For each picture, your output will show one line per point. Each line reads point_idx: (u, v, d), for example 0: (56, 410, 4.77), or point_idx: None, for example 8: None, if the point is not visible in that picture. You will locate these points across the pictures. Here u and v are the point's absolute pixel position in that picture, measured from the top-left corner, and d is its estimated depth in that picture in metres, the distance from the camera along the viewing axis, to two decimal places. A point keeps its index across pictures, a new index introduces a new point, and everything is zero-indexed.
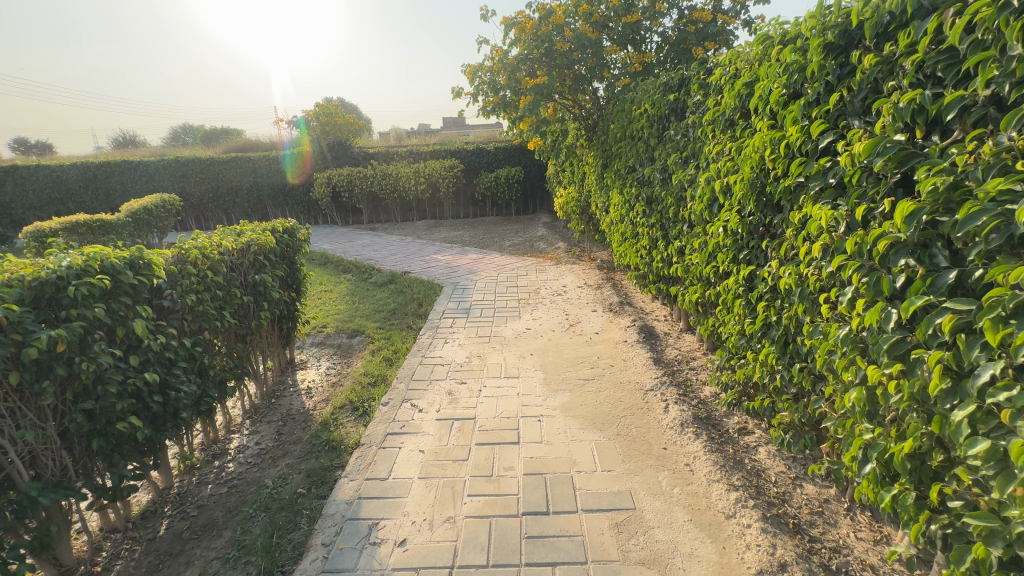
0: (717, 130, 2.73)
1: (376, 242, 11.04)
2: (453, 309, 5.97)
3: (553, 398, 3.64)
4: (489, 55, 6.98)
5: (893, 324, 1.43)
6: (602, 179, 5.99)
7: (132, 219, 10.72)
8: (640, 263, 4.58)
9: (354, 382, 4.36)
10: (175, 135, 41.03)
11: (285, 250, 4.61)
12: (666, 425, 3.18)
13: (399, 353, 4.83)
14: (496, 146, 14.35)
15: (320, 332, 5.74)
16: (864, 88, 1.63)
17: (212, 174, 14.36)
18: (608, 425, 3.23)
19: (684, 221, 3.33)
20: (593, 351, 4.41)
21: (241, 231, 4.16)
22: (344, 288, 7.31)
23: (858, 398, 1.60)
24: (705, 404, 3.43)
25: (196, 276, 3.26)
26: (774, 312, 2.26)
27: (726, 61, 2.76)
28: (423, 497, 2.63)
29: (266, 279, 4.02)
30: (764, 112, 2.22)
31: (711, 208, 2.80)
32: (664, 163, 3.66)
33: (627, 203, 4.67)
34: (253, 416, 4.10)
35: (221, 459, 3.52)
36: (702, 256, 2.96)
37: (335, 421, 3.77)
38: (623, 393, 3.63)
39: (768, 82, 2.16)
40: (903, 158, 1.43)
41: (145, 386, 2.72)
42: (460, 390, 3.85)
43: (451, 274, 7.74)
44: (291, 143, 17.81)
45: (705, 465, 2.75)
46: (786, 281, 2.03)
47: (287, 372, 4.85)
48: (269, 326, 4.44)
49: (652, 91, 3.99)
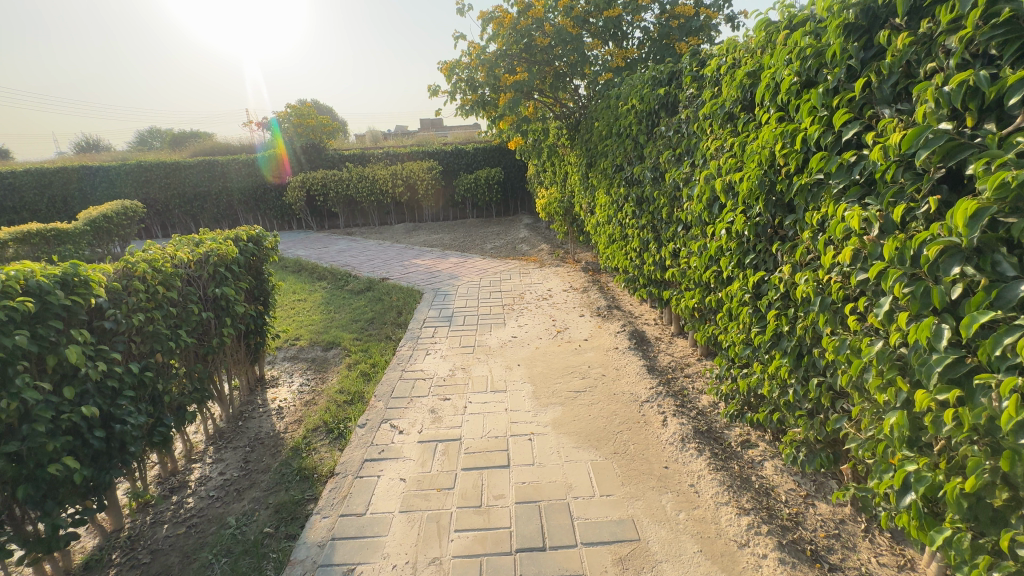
0: (716, 125, 2.53)
1: (353, 246, 10.70)
2: (434, 317, 5.70)
3: (543, 414, 3.40)
4: (466, 52, 6.71)
5: (946, 343, 1.23)
6: (586, 179, 5.78)
7: (90, 227, 10.11)
8: (629, 266, 4.40)
9: (329, 402, 4.06)
10: (142, 139, 39.82)
11: (251, 259, 4.27)
12: (665, 440, 2.98)
13: (378, 367, 4.54)
14: (475, 147, 14.14)
15: (292, 345, 5.40)
16: (895, 73, 1.44)
17: (178, 180, 13.70)
18: (603, 442, 3.02)
19: (678, 222, 3.14)
20: (583, 360, 4.20)
21: (199, 240, 3.81)
22: (318, 297, 6.96)
23: (900, 424, 1.41)
24: (705, 415, 3.25)
25: (145, 292, 2.92)
26: (787, 322, 2.06)
27: (723, 51, 2.56)
28: (405, 535, 2.37)
29: (229, 293, 3.67)
30: (772, 103, 2.01)
31: (711, 208, 2.58)
32: (654, 161, 3.46)
33: (615, 204, 4.47)
34: (217, 442, 3.76)
35: (179, 495, 3.19)
36: (701, 261, 2.75)
37: (307, 446, 3.47)
38: (617, 406, 3.41)
39: (777, 69, 1.95)
40: (951, 151, 1.25)
41: (84, 421, 2.40)
42: (444, 407, 3.58)
43: (431, 280, 7.45)
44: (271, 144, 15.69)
45: (711, 486, 2.55)
46: (803, 289, 1.83)
47: (256, 391, 4.51)
48: (234, 342, 4.10)
49: (639, 86, 3.80)
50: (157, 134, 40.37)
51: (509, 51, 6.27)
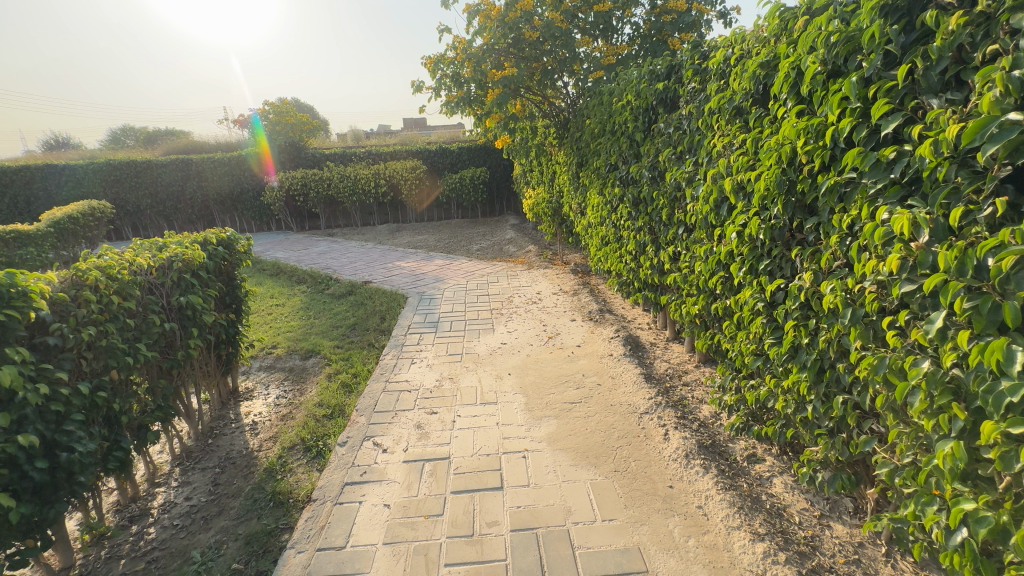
0: (723, 121, 2.36)
1: (334, 248, 10.37)
2: (419, 323, 5.46)
3: (537, 428, 3.20)
4: (451, 46, 6.47)
5: (1021, 368, 1.06)
6: (577, 179, 5.60)
7: (54, 228, 9.58)
8: (623, 268, 4.23)
9: (307, 416, 3.80)
10: (114, 137, 38.63)
11: (222, 264, 3.97)
12: (668, 456, 2.80)
13: (359, 377, 4.28)
14: (460, 146, 13.90)
15: (268, 354, 5.09)
16: (944, 58, 1.27)
17: (150, 179, 13.16)
18: (603, 459, 2.83)
19: (679, 224, 2.97)
20: (576, 368, 4.01)
21: (163, 244, 3.51)
22: (297, 301, 6.65)
23: (957, 456, 1.24)
24: (707, 428, 3.08)
25: (97, 303, 2.63)
26: (807, 334, 1.89)
27: (732, 42, 2.39)
28: (390, 571, 2.14)
29: (195, 301, 3.37)
30: (790, 95, 1.84)
31: (719, 210, 2.41)
32: (653, 160, 3.28)
33: (608, 204, 4.30)
34: (184, 463, 3.48)
35: (139, 524, 2.91)
36: (706, 267, 2.58)
37: (282, 467, 3.21)
38: (615, 419, 3.23)
39: (797, 58, 1.78)
40: (1021, 146, 1.08)
41: (22, 452, 2.12)
42: (431, 421, 3.35)
43: (416, 283, 7.19)
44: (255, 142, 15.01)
45: (720, 508, 2.38)
46: (830, 300, 1.66)
47: (229, 405, 4.22)
48: (203, 354, 3.81)
49: (635, 81, 3.64)
50: (130, 131, 39.04)
51: (496, 45, 6.05)
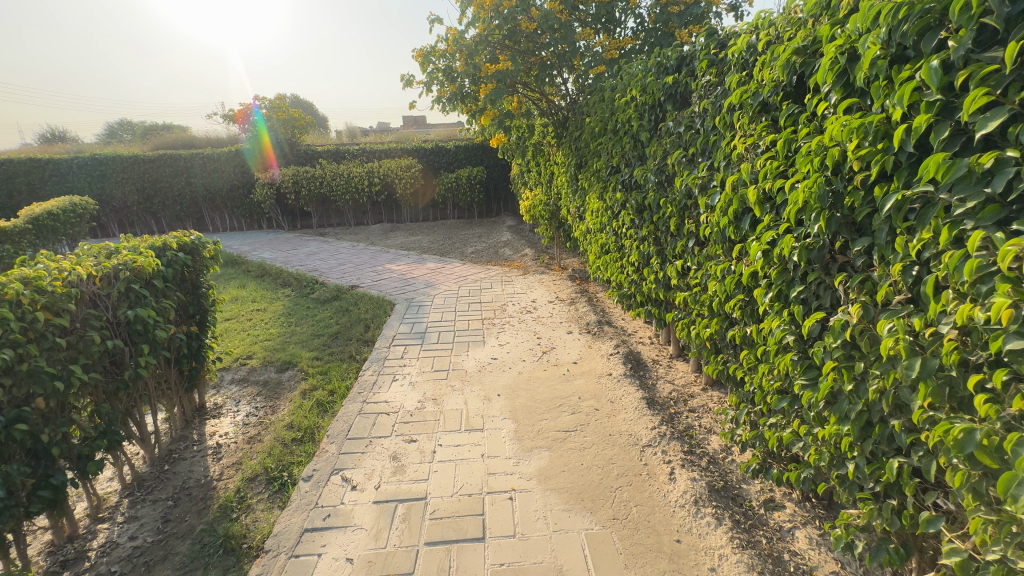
0: (745, 119, 2.02)
1: (324, 248, 10.00)
2: (404, 334, 5.10)
3: (527, 462, 2.85)
4: (443, 37, 6.10)
5: None
6: (575, 181, 5.26)
7: (33, 224, 9.14)
8: (625, 280, 3.88)
9: (274, 440, 3.44)
10: (110, 131, 38.19)
11: (183, 271, 3.62)
12: (674, 501, 2.46)
13: (336, 395, 3.93)
14: (456, 145, 13.53)
15: (242, 365, 4.73)
16: None
17: (137, 175, 12.76)
18: (600, 502, 2.48)
19: (690, 236, 2.62)
20: (572, 389, 3.66)
21: (113, 251, 3.15)
22: (279, 306, 6.28)
23: None
24: (718, 465, 2.73)
25: (16, 322, 2.27)
26: (851, 380, 1.55)
27: (757, 27, 2.05)
28: None
29: (146, 315, 3.01)
30: (838, 87, 1.49)
31: (739, 223, 2.06)
32: (660, 162, 2.93)
33: (609, 209, 3.95)
34: (134, 493, 3.12)
35: (72, 570, 2.55)
36: (722, 289, 2.23)
37: (239, 503, 2.85)
38: (615, 452, 2.88)
39: (849, 40, 1.43)
40: None
41: None
42: (409, 451, 3.01)
43: (405, 288, 6.83)
44: (252, 137, 14.52)
45: (738, 572, 2.03)
46: (890, 344, 1.32)
47: (193, 424, 3.86)
48: (161, 370, 3.45)
49: (640, 74, 3.29)
50: (127, 125, 38.53)
51: (491, 38, 5.70)
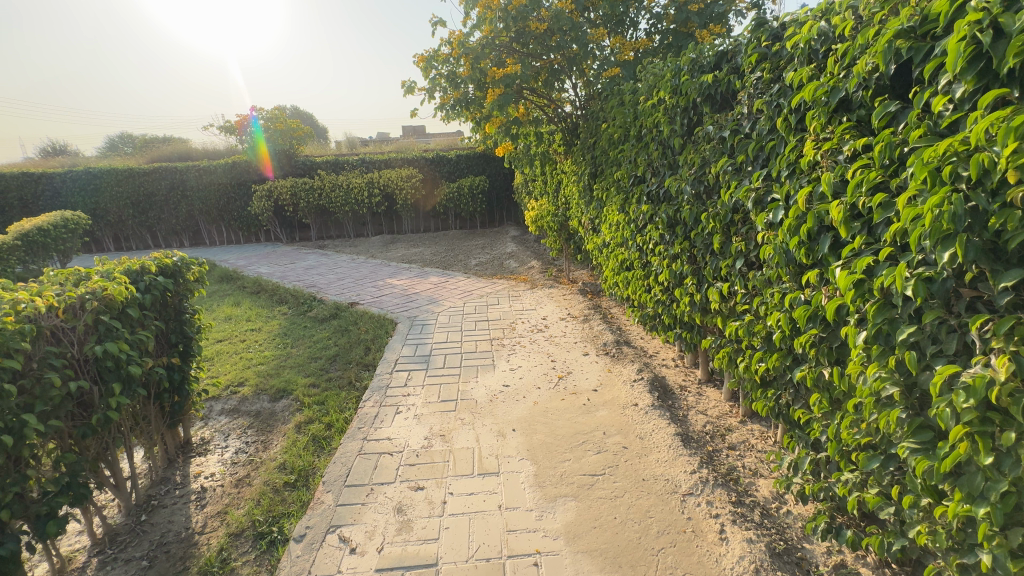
0: (818, 119, 1.68)
1: (323, 262, 9.68)
2: (408, 357, 4.75)
3: (551, 515, 2.48)
4: (445, 43, 5.84)
5: None
6: (588, 191, 4.94)
7: (23, 240, 8.78)
8: (649, 300, 3.54)
9: (265, 485, 3.07)
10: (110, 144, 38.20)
11: (164, 296, 3.27)
12: (730, 569, 2.09)
13: (334, 430, 3.57)
14: (458, 154, 13.26)
15: (233, 394, 4.35)
16: None
17: (133, 189, 12.47)
18: (641, 570, 2.11)
19: (739, 256, 2.27)
20: (595, 423, 3.30)
21: (82, 278, 2.81)
22: (275, 326, 5.93)
23: None
24: (773, 520, 2.37)
25: None
26: (991, 451, 1.20)
27: (828, 12, 1.72)
28: None
29: (119, 350, 2.67)
30: (975, 74, 1.15)
31: (813, 244, 1.72)
32: (697, 171, 2.60)
33: (631, 222, 3.62)
34: (104, 551, 2.74)
35: None
36: (788, 321, 1.89)
37: (222, 567, 2.48)
38: (651, 503, 2.51)
39: (998, 12, 1.09)
40: None
41: None
42: (416, 501, 2.64)
43: (408, 305, 6.48)
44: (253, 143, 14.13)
45: None
46: None
47: (176, 464, 3.49)
48: (139, 407, 3.10)
49: (668, 74, 2.97)
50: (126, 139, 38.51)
51: (496, 41, 5.42)
